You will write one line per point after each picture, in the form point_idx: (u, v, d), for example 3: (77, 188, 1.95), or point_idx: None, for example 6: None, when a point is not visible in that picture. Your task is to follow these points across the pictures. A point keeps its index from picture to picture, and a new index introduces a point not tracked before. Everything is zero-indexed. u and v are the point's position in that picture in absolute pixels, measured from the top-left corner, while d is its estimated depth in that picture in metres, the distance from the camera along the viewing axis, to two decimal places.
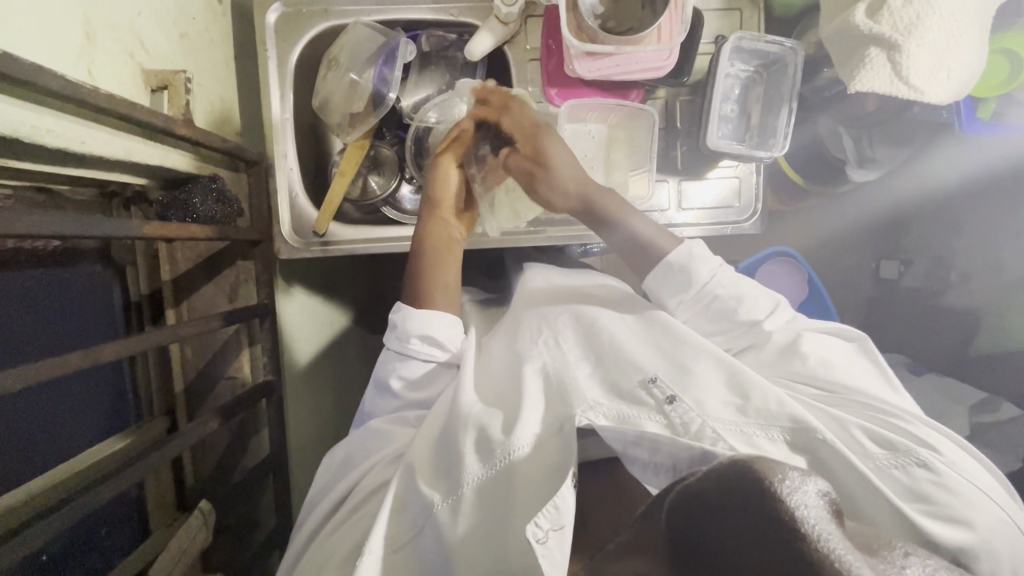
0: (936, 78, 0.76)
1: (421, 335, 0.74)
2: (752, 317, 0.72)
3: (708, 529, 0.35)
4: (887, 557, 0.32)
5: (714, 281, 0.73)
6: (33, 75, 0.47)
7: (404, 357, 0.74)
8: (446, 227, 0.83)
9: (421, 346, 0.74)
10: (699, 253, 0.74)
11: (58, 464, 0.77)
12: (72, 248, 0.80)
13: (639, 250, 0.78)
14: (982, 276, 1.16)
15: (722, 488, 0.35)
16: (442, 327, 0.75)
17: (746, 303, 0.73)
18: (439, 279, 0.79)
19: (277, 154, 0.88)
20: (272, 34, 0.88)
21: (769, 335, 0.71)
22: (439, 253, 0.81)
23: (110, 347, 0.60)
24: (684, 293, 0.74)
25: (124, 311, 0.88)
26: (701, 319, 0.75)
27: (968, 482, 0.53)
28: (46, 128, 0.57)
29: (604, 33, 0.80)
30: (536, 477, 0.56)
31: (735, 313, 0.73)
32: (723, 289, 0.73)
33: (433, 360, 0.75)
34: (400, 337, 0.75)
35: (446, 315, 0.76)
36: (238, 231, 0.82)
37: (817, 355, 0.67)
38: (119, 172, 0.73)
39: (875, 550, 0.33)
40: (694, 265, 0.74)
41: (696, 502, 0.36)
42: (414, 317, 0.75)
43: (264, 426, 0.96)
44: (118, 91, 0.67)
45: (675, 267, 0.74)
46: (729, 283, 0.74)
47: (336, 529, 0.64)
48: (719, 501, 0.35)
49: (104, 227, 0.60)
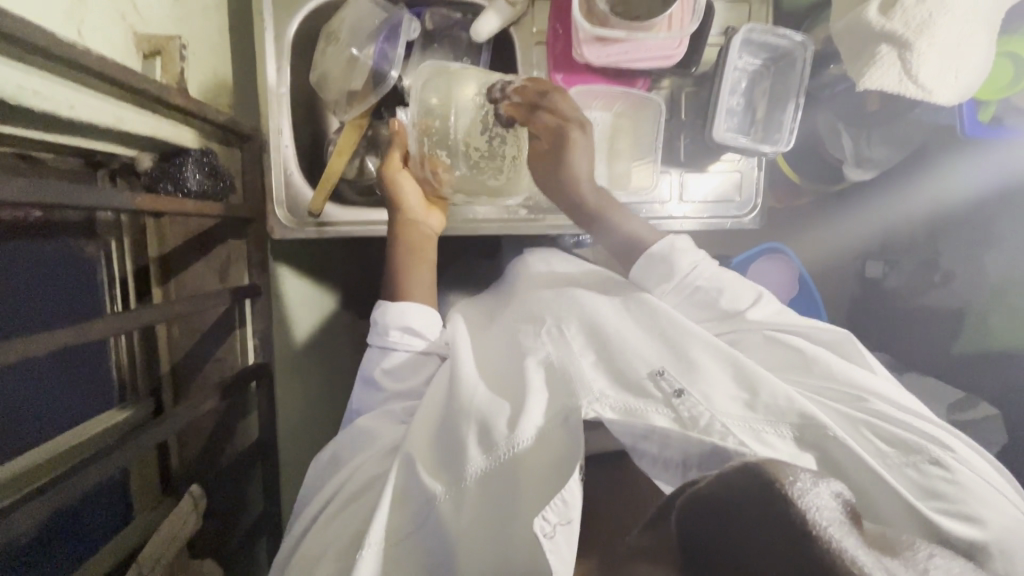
0: (945, 78, 0.76)
1: (400, 327, 0.74)
2: (735, 307, 0.73)
3: (730, 536, 0.35)
4: (909, 560, 0.33)
5: (693, 272, 0.75)
6: (27, 32, 0.44)
7: (385, 350, 0.74)
8: (419, 230, 0.82)
9: (401, 338, 0.74)
10: (682, 247, 0.77)
11: (36, 445, 0.73)
12: (56, 220, 0.76)
13: (631, 245, 0.80)
14: (968, 276, 1.18)
15: (738, 492, 0.35)
16: (420, 317, 0.75)
17: (727, 293, 0.75)
18: (411, 284, 0.79)
19: (272, 131, 0.85)
20: (271, 4, 0.84)
21: (768, 332, 0.70)
22: (413, 260, 0.80)
23: (101, 325, 0.57)
24: (664, 284, 0.75)
25: (107, 287, 0.83)
26: (684, 309, 0.76)
27: (979, 479, 0.54)
28: (33, 90, 0.53)
29: (615, 18, 0.78)
30: (542, 469, 0.55)
31: (716, 302, 0.74)
32: (704, 281, 0.75)
33: (413, 350, 0.75)
34: (380, 332, 0.75)
35: (426, 306, 0.77)
36: (231, 208, 0.79)
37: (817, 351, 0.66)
38: (108, 141, 0.69)
39: (898, 550, 0.34)
40: (675, 257, 0.76)
41: (714, 504, 0.36)
42: (392, 310, 0.75)
43: (253, 410, 0.93)
44: (108, 54, 0.64)
45: (657, 258, 0.77)
46: (710, 274, 0.76)
47: (332, 520, 0.62)
48: (737, 500, 0.35)
49: (99, 198, 0.57)
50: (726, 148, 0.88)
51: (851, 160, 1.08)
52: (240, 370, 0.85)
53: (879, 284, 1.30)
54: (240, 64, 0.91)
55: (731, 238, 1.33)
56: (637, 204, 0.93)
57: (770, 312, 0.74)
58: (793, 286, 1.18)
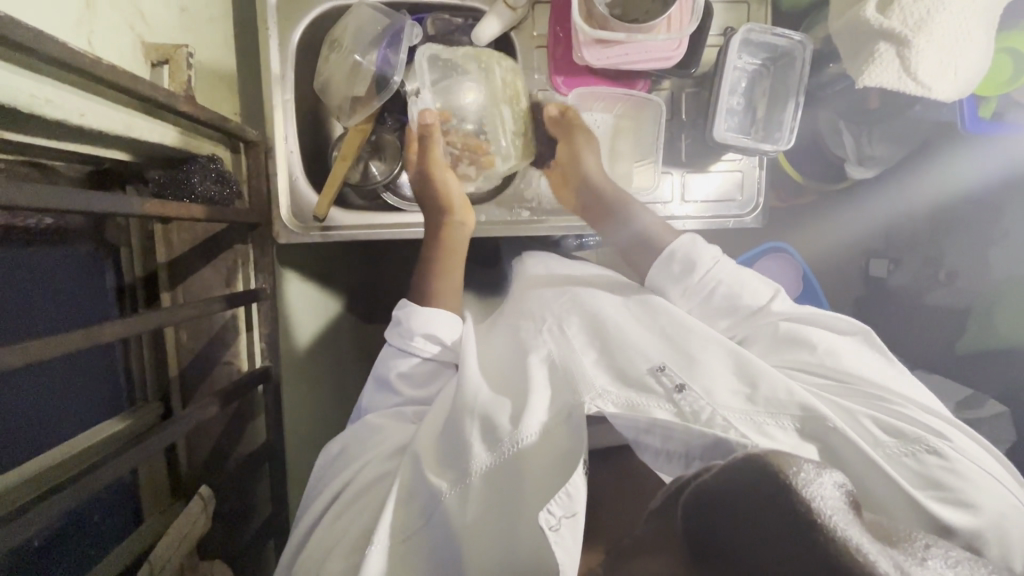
0: (943, 75, 0.77)
1: (424, 333, 0.73)
2: (759, 302, 0.73)
3: (731, 528, 0.35)
4: (908, 550, 0.33)
5: (716, 269, 0.75)
6: (36, 42, 0.45)
7: (406, 354, 0.74)
8: (455, 226, 0.84)
9: (424, 344, 0.73)
10: (702, 243, 0.76)
11: (48, 449, 0.74)
12: (67, 227, 0.77)
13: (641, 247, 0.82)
14: (970, 275, 1.18)
15: (741, 483, 0.35)
16: (445, 326, 0.74)
17: (748, 289, 0.74)
18: (447, 273, 0.81)
19: (278, 137, 0.87)
20: (275, 13, 0.86)
21: (782, 323, 0.70)
22: (447, 255, 0.82)
23: (111, 328, 0.58)
24: (687, 279, 0.75)
25: (117, 292, 0.85)
26: (703, 311, 0.75)
27: (975, 467, 0.54)
28: (44, 98, 0.54)
29: (614, 20, 0.78)
30: (546, 465, 0.55)
31: (738, 298, 0.73)
32: (725, 279, 0.74)
33: (433, 357, 0.74)
34: (403, 333, 0.74)
35: (449, 313, 0.76)
36: (238, 213, 0.80)
37: (831, 345, 0.67)
38: (118, 149, 0.71)
39: (897, 541, 0.34)
40: (695, 255, 0.75)
41: (714, 498, 0.37)
42: (419, 314, 0.74)
43: (259, 413, 0.94)
44: (117, 63, 0.65)
45: (677, 257, 0.76)
46: (730, 272, 0.75)
47: (337, 519, 0.62)
48: (737, 493, 0.35)
49: (109, 204, 0.58)
50: (727, 147, 0.89)
51: (853, 159, 1.08)
52: (248, 373, 0.86)
53: (884, 283, 1.30)
54: (245, 72, 0.92)
55: (733, 238, 1.34)
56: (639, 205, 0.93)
57: (790, 306, 0.73)
58: (797, 285, 1.18)
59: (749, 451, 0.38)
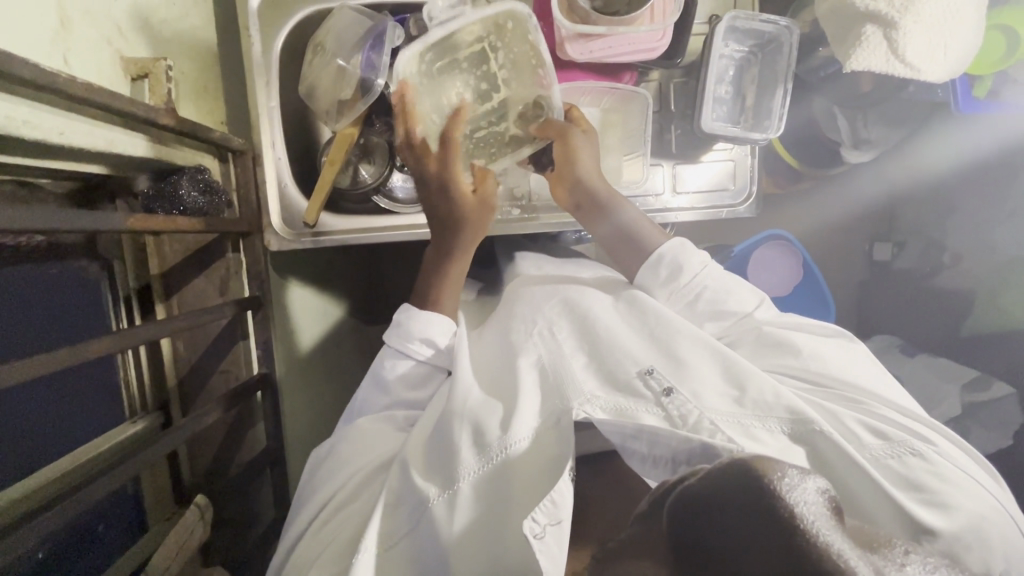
0: (933, 55, 0.75)
1: (423, 337, 0.72)
2: (743, 309, 0.71)
3: (712, 536, 0.34)
4: (887, 555, 0.32)
5: (704, 273, 0.73)
6: (9, 67, 0.45)
7: (403, 355, 0.73)
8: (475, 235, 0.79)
9: (421, 348, 0.72)
10: (691, 247, 0.74)
11: (48, 464, 0.76)
12: (58, 244, 0.78)
13: (633, 246, 0.79)
14: (976, 255, 1.15)
15: (720, 489, 0.35)
16: (444, 331, 0.73)
17: (735, 295, 0.72)
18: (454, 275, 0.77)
19: (265, 145, 0.87)
20: (257, 19, 0.86)
21: (767, 329, 0.70)
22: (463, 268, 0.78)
23: (98, 345, 0.58)
24: (673, 283, 0.73)
25: (112, 304, 0.86)
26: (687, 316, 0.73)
27: (958, 470, 0.54)
28: (21, 119, 0.54)
29: (595, 13, 0.77)
30: (536, 472, 0.56)
31: (723, 304, 0.71)
32: (711, 286, 0.72)
33: (427, 361, 0.73)
34: (402, 335, 0.73)
35: (448, 317, 0.74)
36: (227, 223, 0.80)
37: (815, 350, 0.67)
38: (100, 163, 0.71)
39: (878, 546, 0.34)
40: (683, 259, 0.73)
41: (695, 503, 0.36)
42: (419, 317, 0.73)
43: (259, 420, 0.95)
44: (95, 80, 0.65)
45: (665, 260, 0.74)
46: (718, 276, 0.73)
47: (326, 524, 0.62)
48: (716, 499, 0.35)
49: (95, 221, 0.59)
50: (716, 137, 0.87)
51: (849, 143, 1.06)
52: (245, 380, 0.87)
53: (889, 266, 1.31)
54: (231, 80, 0.92)
55: (730, 228, 1.33)
56: (632, 198, 0.92)
57: (774, 313, 0.73)
58: (797, 273, 1.16)
59: (732, 457, 0.38)
